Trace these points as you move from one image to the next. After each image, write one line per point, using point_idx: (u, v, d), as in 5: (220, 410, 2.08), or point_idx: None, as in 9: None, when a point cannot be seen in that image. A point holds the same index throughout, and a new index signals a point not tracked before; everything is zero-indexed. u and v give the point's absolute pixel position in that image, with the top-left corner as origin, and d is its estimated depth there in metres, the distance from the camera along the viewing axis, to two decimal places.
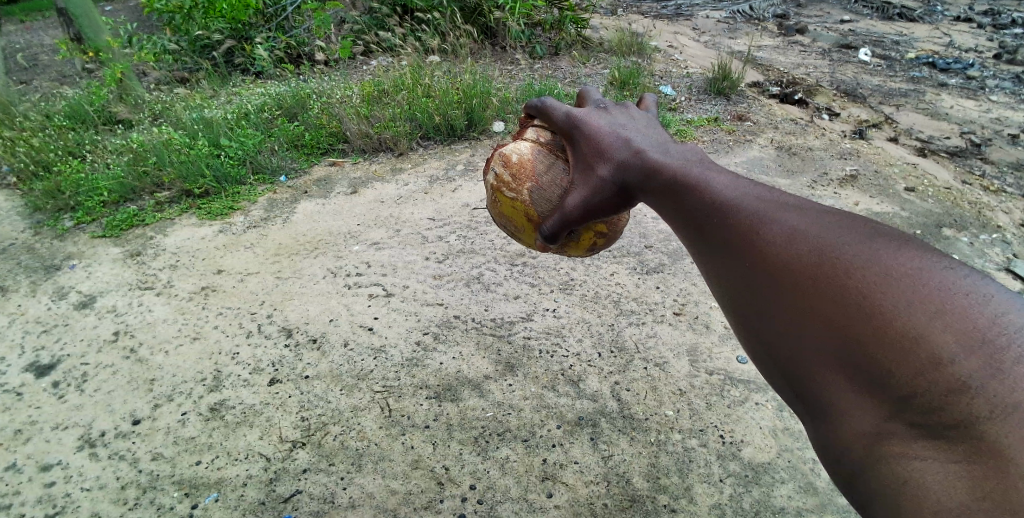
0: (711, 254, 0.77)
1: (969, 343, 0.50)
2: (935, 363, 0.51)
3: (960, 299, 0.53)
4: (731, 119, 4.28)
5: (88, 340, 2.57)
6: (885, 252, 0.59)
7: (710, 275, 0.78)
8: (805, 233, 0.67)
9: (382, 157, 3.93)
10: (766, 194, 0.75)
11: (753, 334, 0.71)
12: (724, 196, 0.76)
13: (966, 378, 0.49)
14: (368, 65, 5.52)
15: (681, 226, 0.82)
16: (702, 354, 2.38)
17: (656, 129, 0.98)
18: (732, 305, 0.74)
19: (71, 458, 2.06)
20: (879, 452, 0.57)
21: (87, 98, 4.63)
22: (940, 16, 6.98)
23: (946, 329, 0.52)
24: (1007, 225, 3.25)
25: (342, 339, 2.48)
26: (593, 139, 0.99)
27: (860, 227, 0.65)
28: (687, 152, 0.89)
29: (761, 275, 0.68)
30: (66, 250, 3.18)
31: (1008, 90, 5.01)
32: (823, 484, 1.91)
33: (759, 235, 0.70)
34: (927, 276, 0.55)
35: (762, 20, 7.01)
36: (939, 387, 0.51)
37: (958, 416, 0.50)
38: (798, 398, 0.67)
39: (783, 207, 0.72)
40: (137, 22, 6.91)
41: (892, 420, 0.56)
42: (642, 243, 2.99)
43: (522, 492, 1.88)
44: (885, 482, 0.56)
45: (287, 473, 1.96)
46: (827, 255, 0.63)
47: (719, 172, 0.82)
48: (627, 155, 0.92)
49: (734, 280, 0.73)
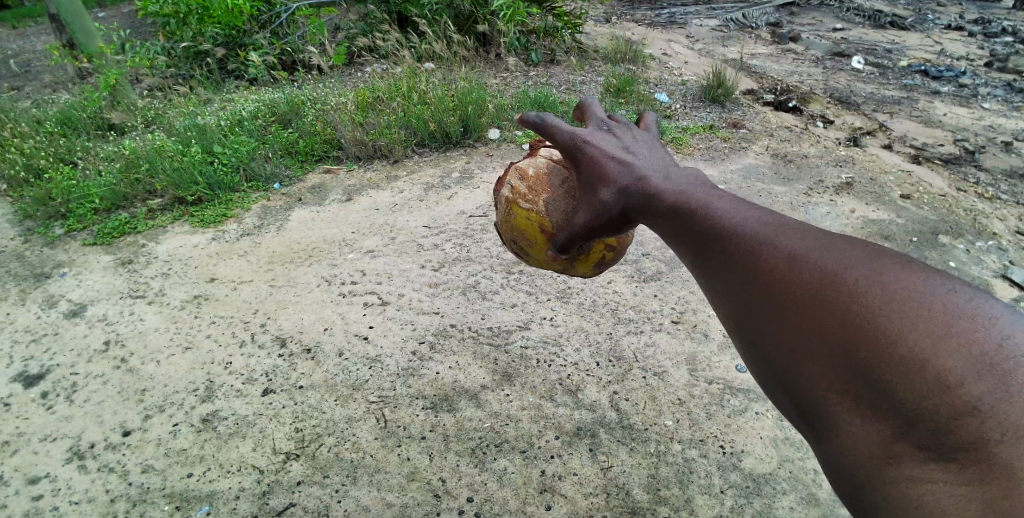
0: (708, 272, 0.74)
1: (976, 365, 0.49)
2: (946, 387, 0.49)
3: (968, 321, 0.51)
4: (726, 126, 4.29)
5: (77, 349, 2.52)
6: (887, 272, 0.57)
7: (708, 293, 0.75)
8: (806, 254, 0.64)
9: (377, 163, 3.91)
10: (764, 213, 0.73)
11: (753, 354, 0.68)
12: (722, 215, 0.73)
13: (977, 402, 0.48)
14: (363, 71, 5.51)
15: (677, 244, 0.79)
16: (701, 362, 2.36)
17: (651, 145, 0.94)
18: (729, 324, 0.71)
19: (59, 471, 2.02)
20: (888, 474, 0.55)
21: (80, 104, 4.59)
22: (930, 25, 7.05)
23: (955, 352, 0.50)
24: (1001, 232, 3.27)
25: (337, 348, 2.45)
26: (585, 152, 0.94)
27: (859, 246, 0.63)
28: (682, 170, 0.87)
29: (761, 296, 0.65)
30: (57, 258, 3.13)
31: (1000, 98, 5.06)
32: (825, 495, 1.89)
33: (759, 256, 0.67)
34: (932, 296, 0.53)
35: (755, 28, 7.06)
36: (949, 411, 0.49)
37: (971, 440, 0.48)
38: (801, 419, 0.64)
39: (780, 225, 0.69)
40: (131, 28, 6.87)
41: (898, 443, 0.54)
42: (640, 250, 2.98)
43: (521, 505, 1.85)
44: (897, 505, 0.54)
45: (281, 486, 1.92)
46: (830, 277, 0.60)
47: (716, 191, 0.80)
48: (623, 171, 0.88)
49: (732, 300, 0.69)
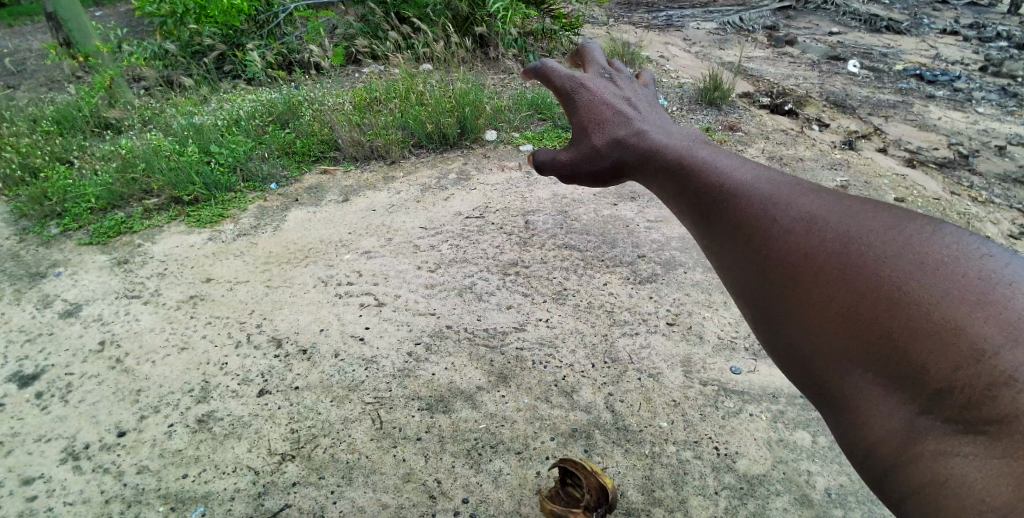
0: (716, 237, 0.70)
1: (1011, 334, 0.47)
2: (977, 356, 0.48)
3: (1005, 290, 0.49)
4: (723, 129, 4.31)
5: (73, 349, 2.52)
6: (915, 238, 0.55)
7: (716, 260, 0.71)
8: (825, 218, 0.61)
9: (374, 164, 3.91)
10: (779, 176, 0.70)
11: (764, 322, 0.64)
12: (733, 177, 0.70)
13: (1010, 371, 0.46)
14: (360, 72, 5.52)
15: (683, 209, 0.75)
16: (696, 364, 2.37)
17: (656, 106, 0.91)
18: (739, 291, 0.67)
19: (54, 471, 2.01)
20: (913, 450, 0.51)
21: (76, 103, 4.58)
22: (926, 29, 7.09)
23: (989, 321, 0.48)
24: (994, 235, 3.29)
25: (333, 349, 2.45)
26: (586, 103, 0.89)
27: (883, 210, 0.60)
28: (689, 134, 0.84)
29: (775, 262, 0.62)
30: (51, 258, 3.13)
31: (994, 102, 5.09)
32: (818, 496, 1.90)
33: (774, 219, 0.64)
34: (965, 264, 0.52)
35: (752, 31, 7.09)
36: (981, 381, 0.47)
37: (1002, 410, 0.46)
38: (815, 389, 0.61)
39: (798, 190, 0.66)
40: (128, 26, 6.86)
41: (926, 415, 0.51)
42: (636, 252, 2.99)
43: (516, 506, 1.85)
44: (918, 483, 0.50)
45: (276, 487, 1.92)
46: (852, 242, 0.58)
47: (724, 153, 0.76)
48: (627, 131, 0.84)
49: (741, 265, 0.66)
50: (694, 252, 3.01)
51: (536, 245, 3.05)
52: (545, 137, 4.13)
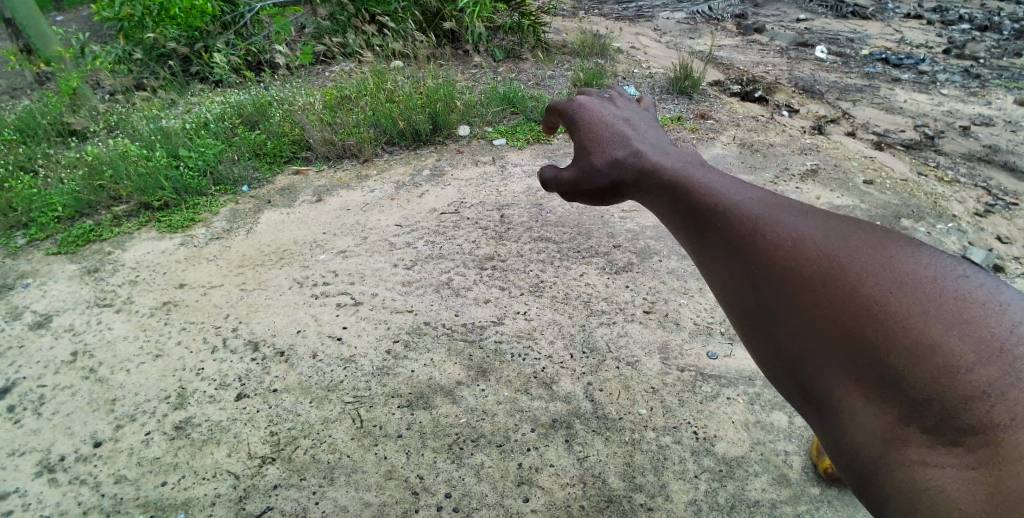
0: (710, 254, 0.73)
1: (985, 352, 0.49)
2: (954, 371, 0.50)
3: (978, 308, 0.52)
4: (694, 118, 4.35)
5: (44, 361, 2.46)
6: (898, 259, 0.58)
7: (712, 277, 0.74)
8: (814, 237, 0.64)
9: (347, 163, 3.88)
10: (769, 196, 0.73)
11: (758, 334, 0.67)
12: (725, 196, 0.74)
13: (986, 386, 0.48)
14: (329, 70, 5.46)
15: (679, 225, 0.78)
16: (673, 350, 2.40)
17: (655, 128, 0.96)
18: (732, 302, 0.70)
19: (29, 485, 1.98)
20: (894, 458, 0.53)
21: (39, 110, 4.46)
22: (891, 13, 7.21)
23: (963, 339, 0.51)
24: (960, 214, 3.37)
25: (310, 351, 2.43)
26: (588, 125, 0.95)
27: (866, 232, 0.64)
28: (685, 153, 0.88)
29: (768, 277, 0.65)
30: (18, 269, 3.05)
31: (958, 83, 5.21)
32: (795, 475, 1.95)
33: (765, 238, 0.67)
34: (942, 283, 0.55)
35: (722, 20, 7.16)
36: (956, 395, 0.49)
37: (977, 420, 0.48)
38: (803, 397, 0.64)
39: (787, 210, 0.70)
40: (92, 33, 6.71)
41: (906, 425, 0.53)
42: (611, 242, 3.01)
43: (498, 498, 1.87)
44: (899, 488, 0.52)
45: (258, 490, 1.91)
46: (837, 260, 0.61)
47: (716, 173, 0.80)
48: (624, 151, 0.89)
49: (734, 279, 0.69)
50: (668, 240, 3.04)
51: (513, 239, 3.05)
52: (519, 131, 4.13)
